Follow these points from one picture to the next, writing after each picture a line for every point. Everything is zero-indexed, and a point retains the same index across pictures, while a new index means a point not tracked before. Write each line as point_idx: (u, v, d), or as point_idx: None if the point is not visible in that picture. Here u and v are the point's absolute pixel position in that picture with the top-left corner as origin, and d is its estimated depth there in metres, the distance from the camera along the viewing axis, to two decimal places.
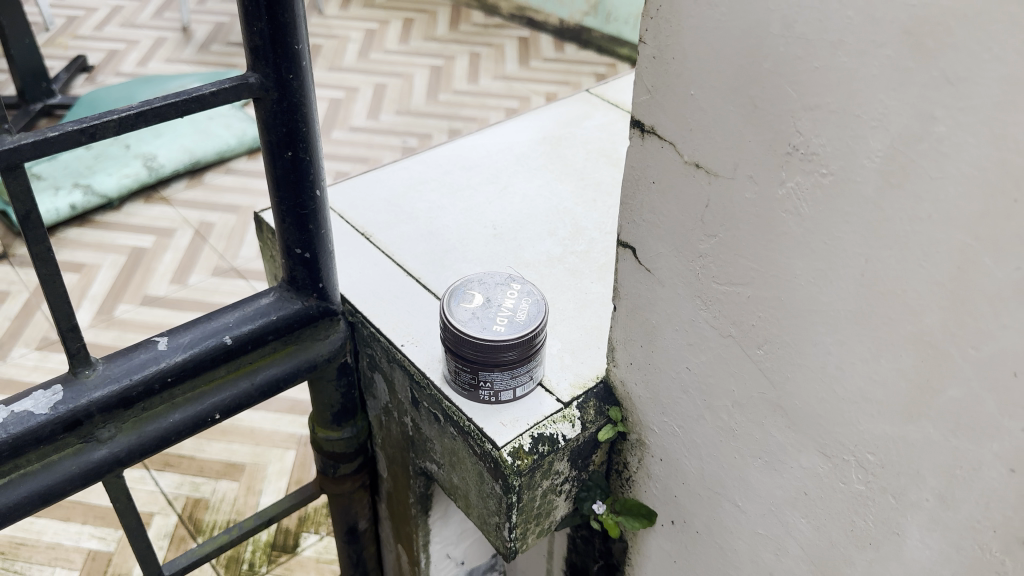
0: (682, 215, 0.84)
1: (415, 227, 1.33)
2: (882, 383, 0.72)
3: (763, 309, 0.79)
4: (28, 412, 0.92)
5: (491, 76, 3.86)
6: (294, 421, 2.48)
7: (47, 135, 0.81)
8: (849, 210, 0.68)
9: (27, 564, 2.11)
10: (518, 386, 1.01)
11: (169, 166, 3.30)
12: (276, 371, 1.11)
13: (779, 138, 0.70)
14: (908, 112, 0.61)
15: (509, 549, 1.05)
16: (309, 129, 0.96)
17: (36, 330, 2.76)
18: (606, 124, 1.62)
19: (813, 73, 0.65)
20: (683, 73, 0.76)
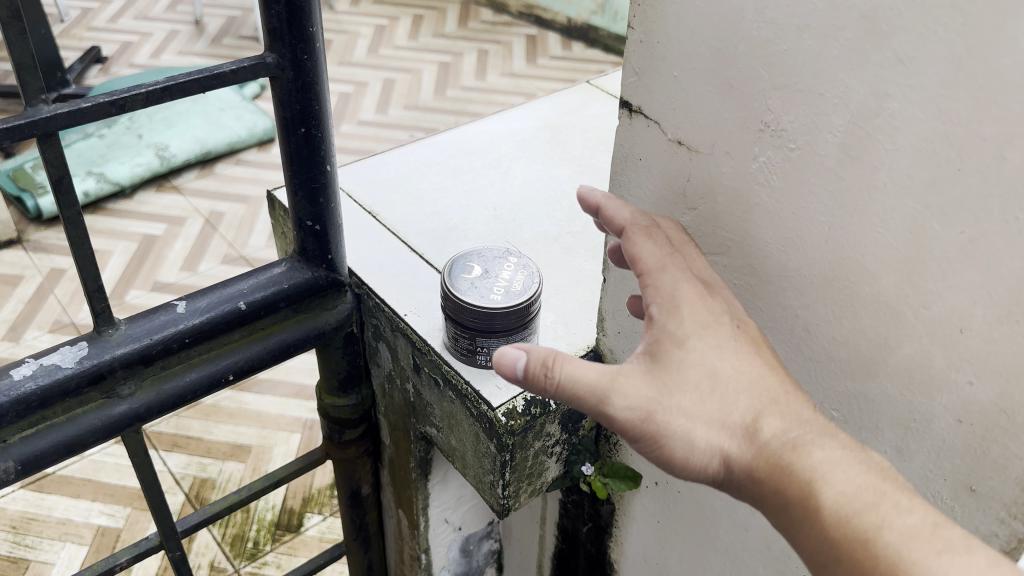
0: (666, 189, 0.90)
1: (419, 208, 1.40)
2: (843, 343, 0.78)
3: (738, 277, 0.86)
4: (56, 365, 0.99)
5: (499, 73, 3.93)
6: (301, 405, 2.56)
7: (81, 106, 0.87)
8: (814, 182, 0.74)
9: (38, 539, 2.19)
10: None
11: (181, 156, 3.39)
12: (287, 337, 1.18)
13: (752, 116, 0.77)
14: (866, 90, 0.67)
15: (502, 506, 1.12)
16: (320, 107, 1.03)
17: (49, 313, 2.84)
18: (603, 114, 1.69)
19: (783, 55, 0.72)
20: (666, 56, 0.82)
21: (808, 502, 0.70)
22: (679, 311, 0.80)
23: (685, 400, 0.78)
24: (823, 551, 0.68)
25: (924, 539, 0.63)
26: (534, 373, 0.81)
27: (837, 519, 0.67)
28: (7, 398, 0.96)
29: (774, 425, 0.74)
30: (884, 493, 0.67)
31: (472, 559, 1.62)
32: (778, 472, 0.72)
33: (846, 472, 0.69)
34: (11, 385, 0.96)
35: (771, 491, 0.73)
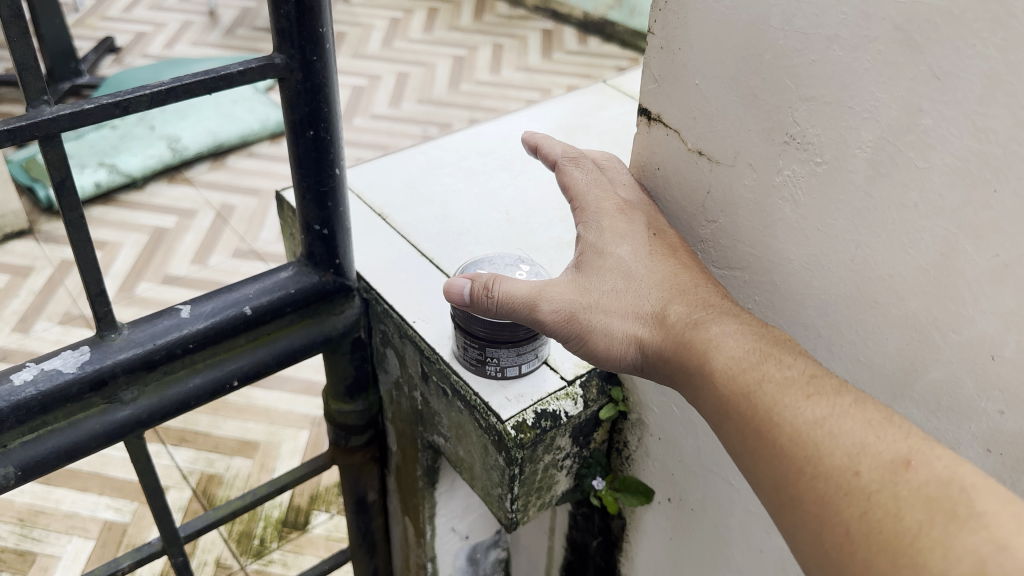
0: (685, 201, 0.87)
1: (430, 210, 1.38)
2: (867, 365, 0.75)
3: (758, 293, 0.83)
4: (57, 370, 0.97)
5: (514, 68, 3.89)
6: (309, 401, 2.54)
7: (84, 107, 0.84)
8: (841, 199, 0.71)
9: (45, 531, 2.18)
10: (523, 364, 1.04)
11: (193, 148, 3.37)
12: (293, 341, 1.16)
13: (776, 128, 0.74)
14: (897, 105, 0.64)
15: (511, 520, 1.09)
16: (330, 109, 1.00)
17: (59, 304, 2.83)
18: (620, 115, 1.66)
19: (810, 65, 0.69)
20: (688, 64, 0.79)
21: (705, 370, 0.72)
22: (599, 223, 0.86)
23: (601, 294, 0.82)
24: (719, 411, 0.70)
25: (794, 384, 0.65)
26: (478, 294, 0.86)
27: (725, 378, 0.70)
28: (7, 403, 0.94)
29: (678, 308, 0.78)
30: (768, 354, 0.70)
31: (479, 567, 1.60)
32: (681, 348, 0.75)
33: (737, 339, 0.72)
34: (11, 390, 0.94)
35: (682, 371, 0.75)
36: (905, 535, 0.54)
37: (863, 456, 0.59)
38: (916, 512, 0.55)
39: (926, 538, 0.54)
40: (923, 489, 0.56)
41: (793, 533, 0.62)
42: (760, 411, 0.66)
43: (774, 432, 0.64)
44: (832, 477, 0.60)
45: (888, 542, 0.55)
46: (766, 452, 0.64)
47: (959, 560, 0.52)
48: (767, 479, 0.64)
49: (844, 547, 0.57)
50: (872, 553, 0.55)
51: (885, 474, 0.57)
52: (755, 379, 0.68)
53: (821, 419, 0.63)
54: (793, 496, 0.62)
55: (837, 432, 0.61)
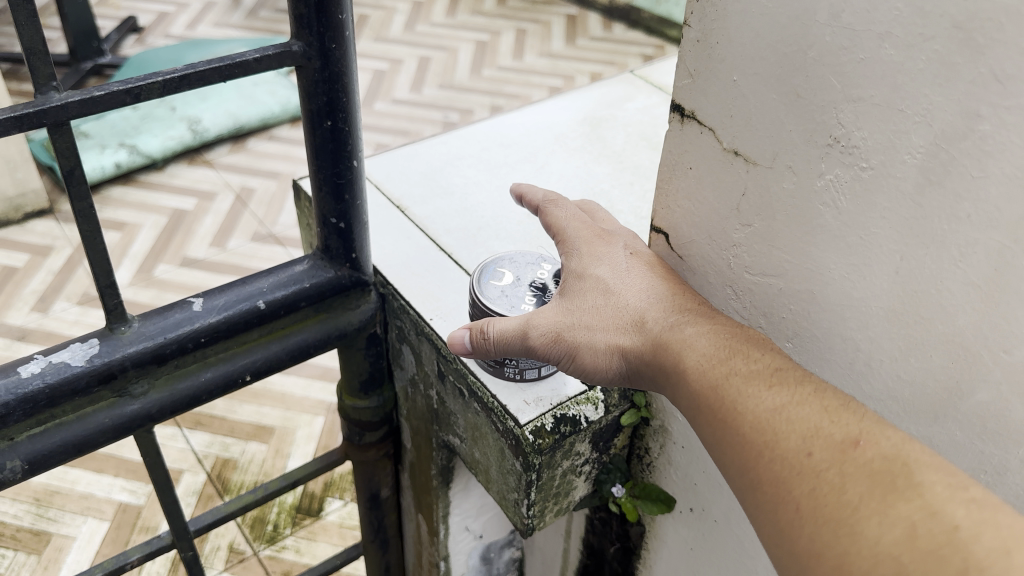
0: (717, 202, 0.83)
1: (450, 203, 1.34)
2: (909, 382, 0.71)
3: (794, 302, 0.79)
4: (65, 363, 0.95)
5: (537, 53, 3.84)
6: (325, 388, 2.52)
7: (94, 94, 0.81)
8: (887, 207, 0.67)
9: (60, 512, 2.18)
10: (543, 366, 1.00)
11: (213, 130, 3.36)
12: (308, 337, 1.13)
13: (819, 129, 0.69)
14: (954, 109, 0.59)
15: (527, 526, 1.06)
16: (348, 99, 0.97)
17: (78, 284, 2.82)
18: (647, 107, 1.61)
19: (859, 64, 0.64)
20: (726, 59, 0.75)
21: (681, 370, 0.73)
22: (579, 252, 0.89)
23: (583, 308, 0.84)
24: (691, 407, 0.71)
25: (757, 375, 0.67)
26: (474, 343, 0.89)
27: (695, 376, 0.71)
28: (14, 396, 0.91)
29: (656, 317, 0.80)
30: (737, 353, 0.72)
31: (493, 566, 1.57)
32: (661, 351, 0.77)
33: (709, 339, 0.74)
34: (18, 383, 0.92)
35: (662, 374, 0.76)
36: (846, 507, 0.55)
37: (815, 437, 0.60)
38: (858, 484, 0.56)
39: (865, 508, 0.55)
40: (868, 464, 0.56)
41: (753, 518, 0.63)
42: (725, 401, 0.67)
43: (737, 422, 0.65)
44: (784, 457, 0.61)
45: (830, 514, 0.56)
46: (729, 441, 0.65)
47: (892, 526, 0.53)
48: (731, 469, 0.65)
49: (792, 522, 0.58)
50: (815, 526, 0.56)
51: (835, 453, 0.58)
52: (723, 375, 0.69)
53: (780, 407, 0.64)
54: (751, 480, 0.63)
55: (795, 418, 0.62)
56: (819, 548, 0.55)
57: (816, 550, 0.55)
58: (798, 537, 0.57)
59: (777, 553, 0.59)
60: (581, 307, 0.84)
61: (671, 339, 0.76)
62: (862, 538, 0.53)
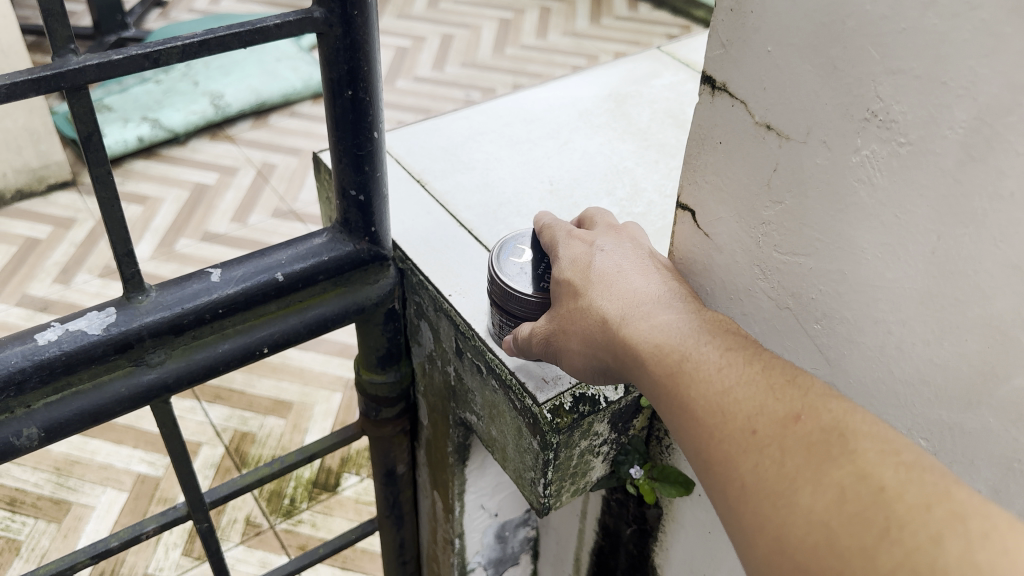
0: (747, 178, 0.80)
1: (471, 179, 1.32)
2: (942, 367, 0.69)
3: (823, 283, 0.77)
4: (82, 331, 0.94)
5: (561, 32, 3.80)
6: (343, 365, 2.52)
7: (112, 58, 0.80)
8: (926, 184, 0.64)
9: (79, 481, 2.19)
10: None
11: (236, 106, 3.36)
12: (325, 310, 1.12)
13: (856, 103, 0.67)
14: (1000, 82, 0.57)
15: (543, 505, 1.05)
16: (370, 68, 0.95)
17: (100, 257, 2.83)
18: (674, 85, 1.58)
19: (899, 35, 0.61)
20: (760, 29, 0.72)
21: (639, 360, 0.72)
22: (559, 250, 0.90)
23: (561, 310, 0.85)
24: (649, 395, 0.70)
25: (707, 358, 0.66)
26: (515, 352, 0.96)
27: (652, 365, 0.70)
28: (31, 363, 0.91)
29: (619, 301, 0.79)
30: (693, 333, 0.70)
31: (508, 545, 1.56)
32: (621, 342, 0.75)
33: (667, 322, 0.73)
34: (35, 350, 0.91)
35: (626, 365, 0.75)
36: (784, 479, 0.55)
37: (757, 414, 0.59)
38: (795, 456, 0.55)
39: (802, 479, 0.54)
40: (806, 435, 0.56)
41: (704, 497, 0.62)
42: (675, 387, 0.66)
43: (686, 404, 0.65)
44: (728, 435, 0.60)
45: (769, 489, 0.55)
46: (680, 425, 0.65)
47: (825, 494, 0.52)
48: (685, 451, 0.65)
49: (737, 497, 0.57)
50: (755, 501, 0.56)
51: (776, 428, 0.58)
52: (674, 360, 0.68)
53: (726, 388, 0.63)
54: (700, 460, 0.62)
55: (738, 396, 0.61)
56: (760, 521, 0.55)
57: (757, 524, 0.55)
58: (741, 512, 0.57)
59: (727, 531, 0.59)
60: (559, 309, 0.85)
61: (630, 329, 0.75)
62: (797, 507, 0.53)
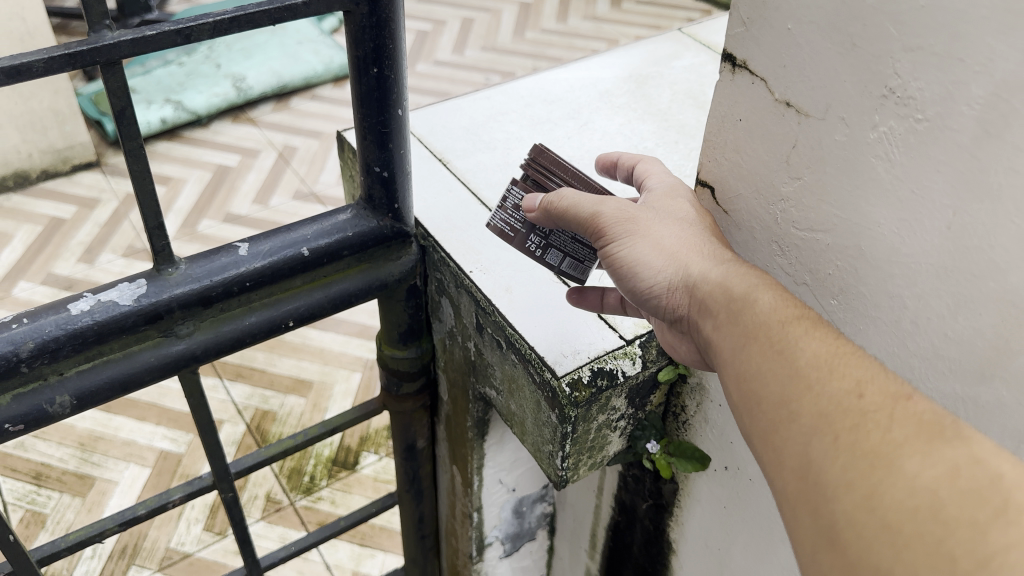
0: (767, 155, 0.82)
1: (492, 158, 1.34)
2: (957, 341, 0.70)
3: (841, 258, 0.78)
4: (114, 302, 0.97)
5: (581, 16, 3.79)
6: (362, 345, 2.55)
7: (145, 34, 0.82)
8: (943, 160, 0.65)
9: (104, 457, 2.24)
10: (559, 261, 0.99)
11: (257, 88, 3.39)
12: (350, 285, 1.14)
13: (875, 80, 0.68)
14: (1017, 58, 0.57)
15: (560, 478, 1.07)
16: (395, 46, 0.96)
17: (123, 237, 2.87)
18: (694, 66, 1.59)
19: (917, 12, 0.62)
20: (780, 7, 0.73)
21: (740, 307, 0.72)
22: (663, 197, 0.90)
23: (639, 226, 0.85)
24: (741, 342, 0.70)
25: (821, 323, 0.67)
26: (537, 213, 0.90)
27: (756, 312, 0.71)
28: (64, 332, 0.94)
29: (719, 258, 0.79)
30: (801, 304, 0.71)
31: (525, 520, 1.59)
32: (718, 290, 0.76)
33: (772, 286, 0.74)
34: (68, 319, 0.94)
35: (717, 314, 0.75)
36: (890, 444, 0.55)
37: (872, 381, 0.60)
38: (905, 426, 0.55)
39: (909, 446, 0.54)
40: (918, 413, 0.56)
41: (778, 446, 0.62)
42: (783, 337, 0.67)
43: (792, 356, 0.65)
44: (833, 392, 0.60)
45: (871, 449, 0.55)
46: (775, 372, 0.65)
47: (935, 466, 0.53)
48: (768, 401, 0.64)
49: (829, 451, 0.57)
50: (853, 457, 0.56)
51: (888, 397, 0.58)
52: (784, 316, 0.69)
53: (841, 352, 0.63)
54: (791, 408, 0.62)
55: (852, 362, 0.62)
56: (853, 476, 0.55)
57: (849, 479, 0.55)
58: (831, 466, 0.56)
59: (803, 478, 0.59)
60: (641, 225, 0.85)
61: (730, 279, 0.76)
62: (903, 473, 0.53)
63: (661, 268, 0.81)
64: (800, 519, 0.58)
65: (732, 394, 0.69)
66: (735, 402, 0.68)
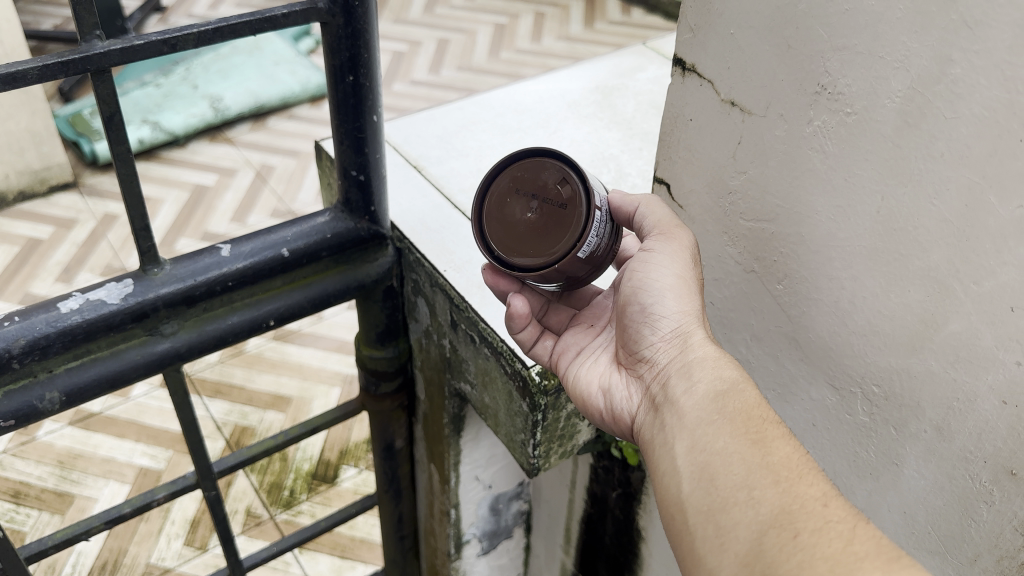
0: (714, 151, 0.88)
1: (464, 164, 1.40)
2: (890, 317, 0.76)
3: (785, 245, 0.84)
4: (102, 300, 1.00)
5: (555, 36, 3.87)
6: (341, 360, 2.60)
7: (134, 43, 0.87)
8: (869, 149, 0.72)
9: (83, 474, 2.26)
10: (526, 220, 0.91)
11: (234, 108, 3.44)
12: (329, 286, 1.19)
13: (809, 78, 0.75)
14: (928, 54, 0.64)
15: (532, 465, 1.12)
16: (369, 55, 1.02)
17: (101, 257, 2.90)
18: (658, 78, 1.66)
19: (843, 15, 0.69)
20: (724, 14, 0.81)
21: (724, 390, 0.76)
22: None
23: (674, 255, 0.86)
24: (712, 420, 0.74)
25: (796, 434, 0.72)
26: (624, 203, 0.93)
27: (740, 401, 0.74)
28: (54, 329, 0.97)
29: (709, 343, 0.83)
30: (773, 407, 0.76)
31: (501, 518, 1.64)
32: (706, 369, 0.80)
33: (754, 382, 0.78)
34: (58, 317, 0.98)
35: (693, 391, 0.79)
36: (850, 556, 0.59)
37: (836, 498, 0.65)
38: (866, 544, 0.60)
39: (869, 562, 0.59)
40: (877, 537, 0.61)
41: (725, 529, 0.67)
42: (763, 429, 0.71)
43: (764, 449, 0.70)
44: (800, 495, 0.65)
45: (832, 556, 0.60)
46: (750, 458, 0.69)
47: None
48: (726, 484, 0.69)
49: (784, 548, 0.62)
50: (811, 559, 0.60)
51: (851, 515, 0.63)
52: (765, 414, 0.73)
53: (812, 465, 0.68)
54: (751, 497, 0.67)
55: (819, 476, 0.67)
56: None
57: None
58: (785, 562, 0.61)
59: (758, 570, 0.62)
60: (677, 256, 0.86)
61: (719, 364, 0.80)
62: None
63: (678, 310, 0.84)
64: None
65: (683, 466, 0.73)
66: (685, 474, 0.72)
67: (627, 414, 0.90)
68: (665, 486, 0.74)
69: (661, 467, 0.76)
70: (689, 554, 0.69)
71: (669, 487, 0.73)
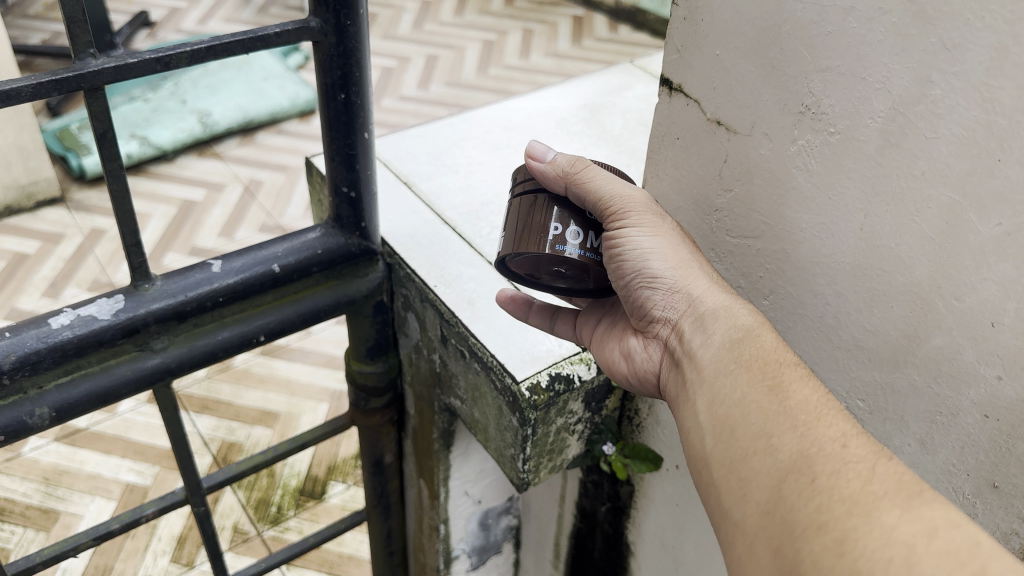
0: (701, 169, 0.90)
1: (454, 181, 1.41)
2: (874, 332, 0.77)
3: (769, 262, 0.86)
4: (92, 316, 1.00)
5: (543, 53, 3.91)
6: (329, 375, 2.60)
7: (128, 61, 0.87)
8: (853, 168, 0.73)
9: (69, 491, 2.24)
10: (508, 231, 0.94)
11: (223, 123, 3.44)
12: (321, 301, 1.19)
13: (792, 98, 0.76)
14: (909, 76, 0.66)
15: (522, 480, 1.12)
16: (361, 74, 1.03)
17: (88, 271, 2.89)
18: (645, 95, 1.68)
19: (827, 36, 0.71)
20: (710, 35, 0.82)
21: (740, 338, 0.78)
22: None
23: (645, 222, 0.87)
24: (731, 371, 0.76)
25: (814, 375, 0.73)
26: (552, 180, 0.89)
27: (756, 347, 0.77)
28: (44, 345, 0.97)
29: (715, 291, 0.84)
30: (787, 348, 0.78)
31: (490, 533, 1.64)
32: (720, 320, 0.81)
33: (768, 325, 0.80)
34: (48, 333, 0.97)
35: (710, 343, 0.81)
36: (869, 495, 0.60)
37: (855, 438, 0.65)
38: (884, 483, 0.61)
39: (888, 499, 0.59)
40: (898, 474, 0.62)
41: (747, 479, 0.69)
42: (779, 375, 0.73)
43: (782, 395, 0.71)
44: (818, 439, 0.66)
45: (849, 498, 0.61)
46: (770, 405, 0.71)
47: (913, 522, 0.57)
48: (744, 432, 0.71)
49: (804, 492, 0.63)
50: (830, 501, 0.61)
51: (870, 453, 0.64)
52: (782, 358, 0.75)
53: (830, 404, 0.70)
54: (771, 444, 0.68)
55: (839, 416, 0.68)
56: (826, 520, 0.60)
57: (820, 521, 0.61)
58: (804, 507, 0.63)
59: (777, 514, 0.64)
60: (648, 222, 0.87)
61: (732, 312, 0.81)
62: (879, 524, 0.58)
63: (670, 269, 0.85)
64: (758, 553, 0.65)
65: (705, 421, 0.76)
66: (707, 429, 0.75)
67: (652, 372, 0.93)
68: (691, 440, 0.77)
69: (686, 421, 0.78)
70: (716, 506, 0.71)
71: (693, 441, 0.76)
